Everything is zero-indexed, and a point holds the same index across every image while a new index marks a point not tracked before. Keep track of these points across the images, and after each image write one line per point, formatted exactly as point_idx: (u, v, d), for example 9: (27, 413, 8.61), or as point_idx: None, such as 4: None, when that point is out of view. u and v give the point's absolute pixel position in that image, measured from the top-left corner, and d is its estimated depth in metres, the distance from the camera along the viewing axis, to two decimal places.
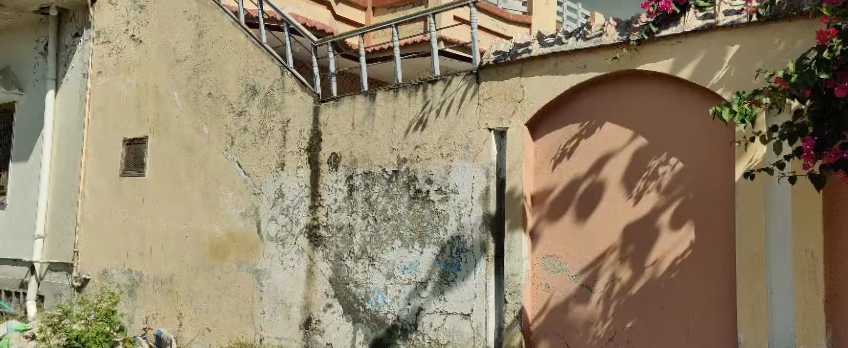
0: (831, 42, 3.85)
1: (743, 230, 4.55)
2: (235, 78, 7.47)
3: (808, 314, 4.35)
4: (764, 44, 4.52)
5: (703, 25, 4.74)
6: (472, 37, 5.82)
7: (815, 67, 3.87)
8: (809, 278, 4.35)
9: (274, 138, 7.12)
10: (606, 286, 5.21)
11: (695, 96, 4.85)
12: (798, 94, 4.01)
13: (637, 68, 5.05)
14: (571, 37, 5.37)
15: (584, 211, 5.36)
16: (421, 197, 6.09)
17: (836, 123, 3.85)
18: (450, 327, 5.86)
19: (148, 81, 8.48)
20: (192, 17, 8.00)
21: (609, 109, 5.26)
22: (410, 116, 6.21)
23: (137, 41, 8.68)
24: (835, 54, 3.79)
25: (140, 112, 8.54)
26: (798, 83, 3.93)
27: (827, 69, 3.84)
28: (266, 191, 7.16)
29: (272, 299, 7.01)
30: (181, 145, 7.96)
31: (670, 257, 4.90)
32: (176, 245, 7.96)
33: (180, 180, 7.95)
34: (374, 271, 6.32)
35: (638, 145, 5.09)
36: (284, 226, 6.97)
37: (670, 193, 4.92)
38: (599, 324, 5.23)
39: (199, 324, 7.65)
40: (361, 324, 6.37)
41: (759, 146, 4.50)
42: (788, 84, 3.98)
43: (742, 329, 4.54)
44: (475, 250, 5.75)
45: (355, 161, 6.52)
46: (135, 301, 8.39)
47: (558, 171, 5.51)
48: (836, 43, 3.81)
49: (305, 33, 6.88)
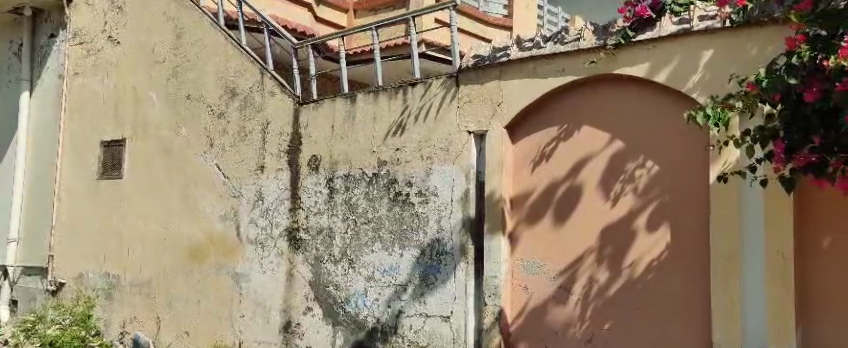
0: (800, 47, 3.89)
1: (717, 232, 4.65)
2: (214, 80, 7.43)
3: (780, 314, 4.40)
4: (738, 49, 4.60)
5: (679, 30, 4.83)
6: (452, 40, 5.86)
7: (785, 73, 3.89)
8: (780, 278, 4.40)
9: (253, 140, 7.09)
10: (585, 287, 5.25)
11: (671, 99, 4.93)
12: (769, 98, 3.97)
13: (614, 72, 5.12)
14: (549, 41, 5.44)
15: (562, 213, 5.40)
16: (401, 200, 6.10)
17: (806, 128, 3.76)
18: (429, 330, 5.87)
19: (126, 82, 8.39)
20: (171, 18, 7.94)
21: (587, 112, 5.32)
22: (390, 119, 6.23)
23: (115, 42, 8.58)
24: (803, 60, 3.82)
25: (118, 113, 8.44)
26: (768, 88, 3.92)
27: (796, 75, 3.83)
28: (245, 194, 7.12)
29: (251, 302, 6.97)
30: (160, 147, 7.89)
31: (647, 259, 4.96)
32: (154, 248, 7.87)
33: (159, 182, 7.87)
34: (354, 274, 6.31)
35: (615, 148, 5.15)
36: (264, 229, 6.94)
37: (647, 195, 4.98)
38: (577, 326, 5.27)
39: (178, 328, 7.58)
40: (341, 326, 6.36)
41: (732, 150, 4.59)
42: (760, 89, 4.00)
43: (717, 329, 4.62)
44: (455, 252, 5.78)
45: (335, 164, 6.51)
46: (112, 305, 8.29)
47: (537, 173, 5.55)
48: (804, 49, 3.83)
49: (285, 35, 6.86)
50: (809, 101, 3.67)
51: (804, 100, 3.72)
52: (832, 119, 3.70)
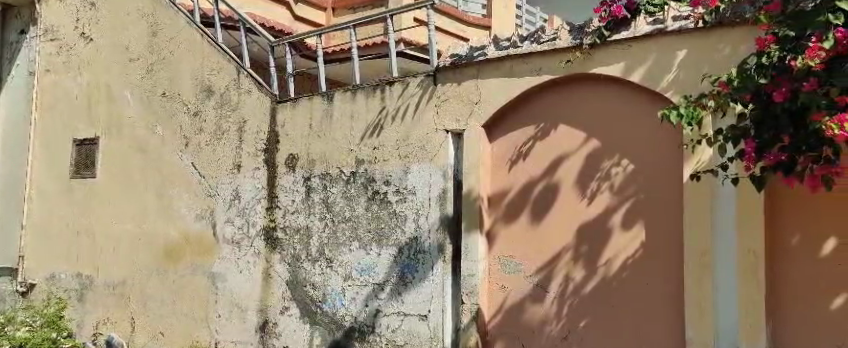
0: (770, 48, 3.91)
1: (689, 230, 4.71)
2: (190, 79, 7.36)
3: (751, 312, 4.46)
4: (711, 50, 4.66)
5: (652, 30, 4.88)
6: (430, 39, 5.87)
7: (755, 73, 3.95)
8: (750, 276, 4.47)
9: (230, 139, 7.04)
10: (561, 285, 5.29)
11: (645, 99, 4.99)
12: (738, 98, 4.04)
13: (589, 72, 5.17)
14: (526, 40, 5.47)
15: (539, 212, 5.43)
16: (379, 198, 6.09)
17: (775, 128, 3.81)
18: (407, 329, 5.87)
19: (100, 79, 8.26)
20: (145, 15, 7.84)
21: (563, 112, 5.36)
22: (368, 119, 6.22)
23: (87, 39, 8.43)
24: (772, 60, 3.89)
25: (91, 111, 8.31)
26: (740, 88, 3.97)
27: (766, 75, 3.89)
28: (221, 193, 7.06)
29: (228, 302, 6.91)
30: (134, 146, 7.78)
31: (622, 257, 5.01)
32: (130, 249, 7.77)
33: (134, 182, 7.77)
34: (331, 273, 6.29)
35: (590, 148, 5.19)
36: (240, 228, 6.89)
37: (622, 193, 5.03)
38: (553, 324, 5.30)
39: (152, 329, 7.50)
40: (318, 326, 6.34)
41: (705, 148, 4.66)
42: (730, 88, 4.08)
43: (690, 326, 4.68)
44: (433, 251, 5.79)
45: (313, 163, 6.49)
46: (85, 306, 8.17)
47: (514, 172, 5.58)
48: (774, 50, 3.89)
49: (262, 33, 6.81)
50: (778, 101, 3.72)
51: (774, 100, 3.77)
52: (801, 117, 3.74)
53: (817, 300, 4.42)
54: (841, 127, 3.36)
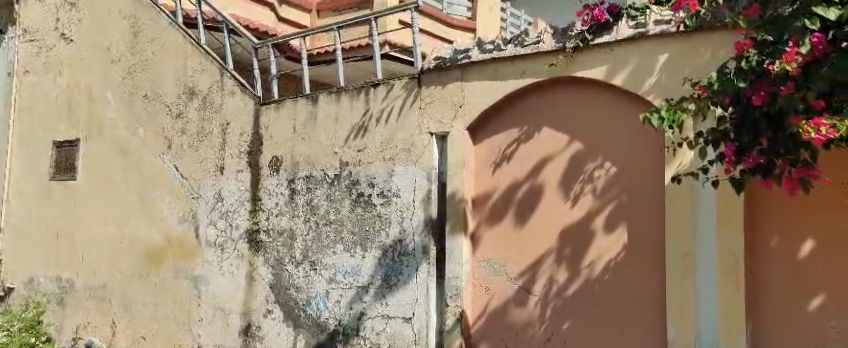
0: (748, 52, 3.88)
1: (671, 232, 4.74)
2: (173, 80, 7.31)
3: (731, 312, 4.50)
4: (692, 53, 4.70)
5: (634, 34, 4.92)
6: (414, 41, 5.87)
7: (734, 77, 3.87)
8: (731, 277, 4.51)
9: (213, 141, 7.00)
10: (544, 287, 5.30)
11: (627, 102, 5.03)
12: (718, 101, 4.00)
13: (573, 75, 5.19)
14: (510, 44, 5.49)
15: (523, 214, 5.45)
16: (363, 201, 6.08)
17: (754, 131, 3.82)
18: (391, 332, 5.85)
19: (80, 80, 8.17)
20: (127, 16, 7.78)
21: (546, 114, 5.38)
22: (352, 121, 6.22)
23: (67, 40, 8.34)
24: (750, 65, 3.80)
25: (71, 113, 8.21)
26: (719, 91, 3.95)
27: (745, 78, 3.83)
28: (204, 195, 7.02)
29: (211, 304, 6.86)
30: (116, 148, 7.71)
31: (604, 259, 5.04)
32: (111, 251, 7.69)
33: (115, 184, 7.69)
34: (316, 276, 6.27)
35: (573, 150, 5.22)
36: (223, 231, 6.85)
37: (604, 196, 5.06)
38: (536, 326, 5.32)
39: (134, 333, 7.43)
40: (302, 329, 6.30)
41: (686, 151, 4.69)
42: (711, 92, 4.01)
43: (672, 327, 4.71)
44: (417, 253, 5.78)
45: (297, 165, 6.46)
46: (64, 311, 8.06)
47: (498, 175, 5.59)
48: (752, 54, 3.84)
49: (246, 35, 6.78)
50: (757, 104, 3.71)
51: (753, 104, 3.76)
52: (779, 121, 3.74)
53: (795, 300, 4.46)
54: (819, 131, 3.41)
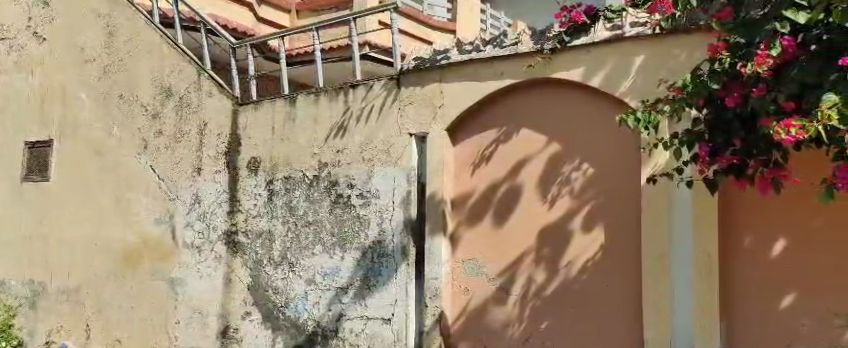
0: (722, 54, 3.87)
1: (647, 232, 4.78)
2: (149, 80, 7.24)
3: (706, 311, 4.56)
4: (668, 55, 4.74)
5: (611, 36, 4.96)
6: (394, 42, 5.87)
7: (708, 78, 3.89)
8: (706, 276, 4.56)
9: (190, 142, 6.95)
10: (523, 287, 5.32)
11: (603, 104, 5.06)
12: (691, 102, 4.00)
13: (550, 76, 5.23)
14: (489, 45, 5.52)
15: (502, 214, 5.46)
16: (342, 202, 6.06)
17: (726, 132, 3.86)
18: (370, 333, 5.84)
19: (53, 79, 8.03)
20: (102, 15, 7.67)
21: (525, 115, 5.40)
22: (331, 121, 6.19)
23: (40, 39, 8.18)
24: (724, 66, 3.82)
25: (44, 112, 8.07)
26: (692, 93, 3.97)
27: (718, 80, 3.84)
28: (181, 196, 6.96)
29: (188, 306, 6.80)
30: (90, 148, 7.60)
31: (582, 259, 5.07)
32: (85, 254, 7.59)
33: (89, 185, 7.58)
34: (294, 277, 6.23)
35: (551, 151, 5.25)
36: (201, 232, 6.79)
37: (582, 197, 5.09)
38: (515, 326, 5.34)
39: (109, 335, 7.37)
40: (281, 331, 6.26)
41: (661, 152, 4.73)
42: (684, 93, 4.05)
43: (649, 326, 4.75)
44: (396, 254, 5.78)
45: (276, 166, 6.43)
46: (36, 315, 7.92)
47: (477, 176, 5.60)
48: (725, 56, 3.84)
49: (223, 34, 6.72)
50: (731, 106, 3.74)
51: (727, 105, 3.78)
52: (753, 122, 3.77)
53: (768, 299, 4.53)
54: (789, 132, 3.27)
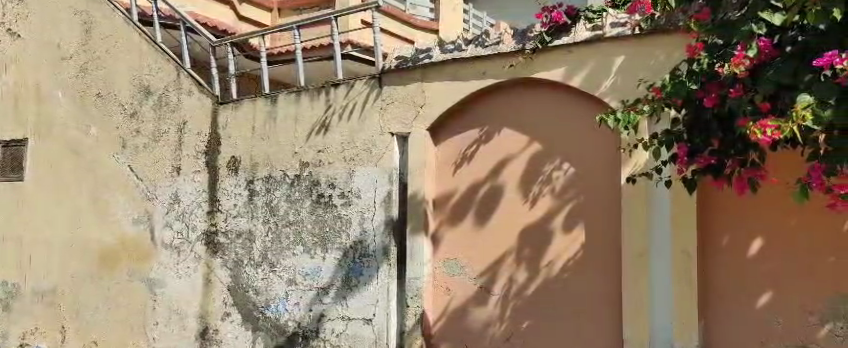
0: (700, 55, 3.91)
1: (628, 231, 4.80)
2: (127, 79, 7.14)
3: (686, 311, 4.58)
4: (648, 56, 4.76)
5: (592, 36, 4.96)
6: (376, 41, 5.85)
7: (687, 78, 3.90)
8: (685, 276, 4.59)
9: (168, 141, 6.87)
10: (505, 287, 5.32)
11: (584, 104, 5.08)
12: (671, 102, 4.02)
13: (532, 76, 5.22)
14: (471, 44, 5.50)
15: (484, 214, 5.45)
16: (323, 202, 6.02)
17: (705, 133, 3.87)
18: (351, 333, 5.81)
19: (28, 78, 7.89)
20: (79, 12, 7.54)
21: (507, 115, 5.40)
22: (312, 119, 6.15)
23: (15, 36, 8.01)
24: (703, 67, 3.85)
25: (18, 111, 7.93)
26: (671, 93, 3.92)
27: (697, 80, 3.86)
28: (159, 196, 6.88)
29: (167, 308, 6.73)
30: (67, 148, 7.47)
31: (563, 258, 5.08)
32: (61, 255, 7.46)
33: (66, 185, 7.46)
34: (275, 278, 6.19)
35: (532, 151, 5.26)
36: (180, 233, 6.72)
37: (563, 196, 5.10)
38: (497, 325, 5.34)
39: (86, 336, 7.26)
40: (261, 332, 6.21)
41: (641, 152, 4.75)
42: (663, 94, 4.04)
43: (628, 326, 4.77)
44: (378, 254, 5.75)
45: (256, 166, 6.37)
46: (10, 317, 7.78)
47: (459, 175, 5.60)
48: (704, 57, 3.88)
49: (203, 32, 6.65)
50: (709, 106, 3.73)
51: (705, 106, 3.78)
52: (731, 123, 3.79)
53: (746, 299, 4.56)
54: (765, 132, 3.22)
